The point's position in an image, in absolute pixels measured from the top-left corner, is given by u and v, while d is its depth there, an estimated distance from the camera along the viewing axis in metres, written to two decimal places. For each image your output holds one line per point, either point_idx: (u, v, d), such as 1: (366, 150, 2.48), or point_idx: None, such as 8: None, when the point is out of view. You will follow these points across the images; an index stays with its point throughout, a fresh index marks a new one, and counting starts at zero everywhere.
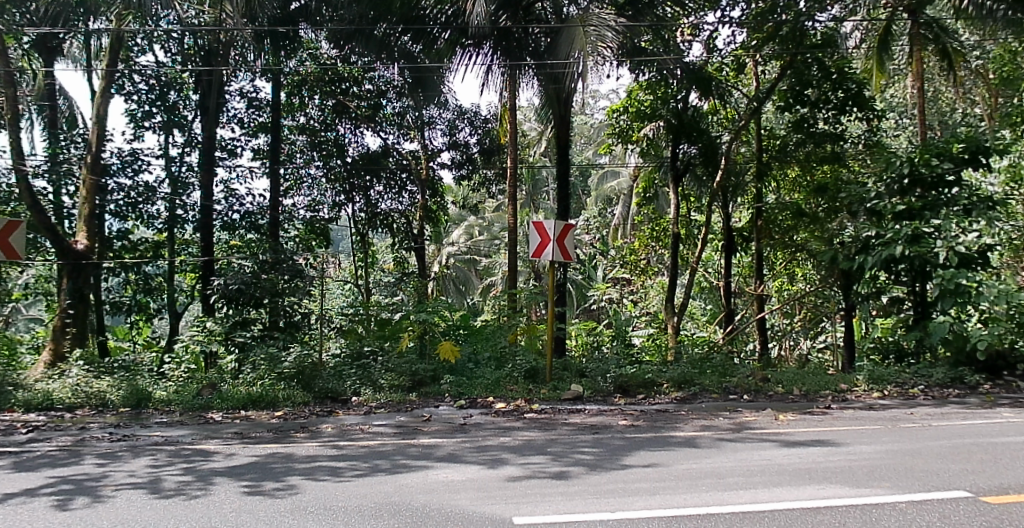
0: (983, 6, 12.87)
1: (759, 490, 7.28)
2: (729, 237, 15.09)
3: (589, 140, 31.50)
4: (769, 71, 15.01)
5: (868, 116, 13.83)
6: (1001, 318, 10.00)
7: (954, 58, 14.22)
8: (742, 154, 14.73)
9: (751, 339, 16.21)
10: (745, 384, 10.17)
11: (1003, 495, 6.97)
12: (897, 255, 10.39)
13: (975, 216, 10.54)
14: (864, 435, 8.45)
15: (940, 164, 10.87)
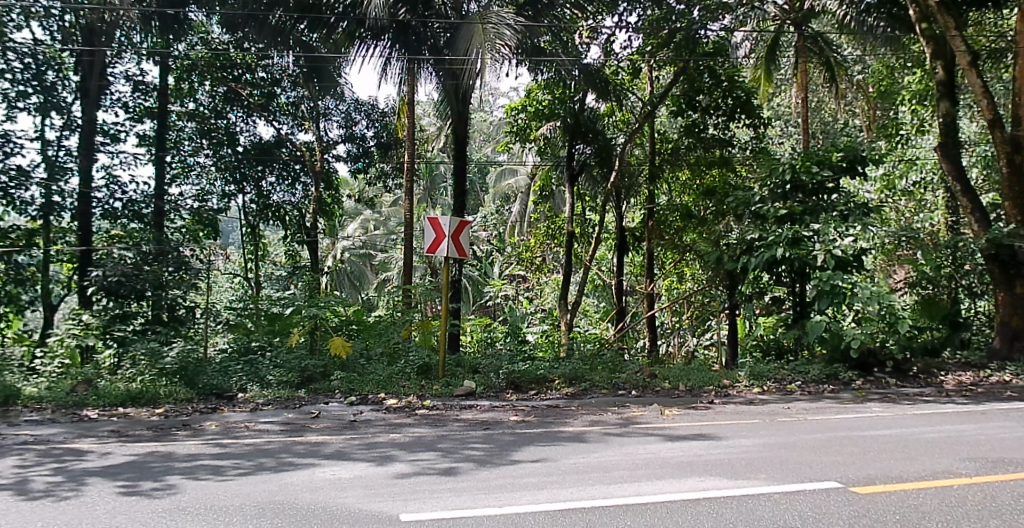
0: (864, 22, 13.75)
1: (643, 483, 7.50)
2: (622, 237, 15.57)
3: (488, 137, 31.77)
4: (662, 76, 15.49)
5: (756, 123, 14.45)
6: (874, 318, 10.53)
7: (835, 71, 14.92)
8: (635, 156, 15.08)
9: (641, 337, 16.62)
10: (633, 379, 10.36)
11: (867, 485, 7.43)
12: (777, 256, 10.86)
13: (851, 222, 10.91)
14: (745, 429, 8.78)
15: (821, 171, 11.38)
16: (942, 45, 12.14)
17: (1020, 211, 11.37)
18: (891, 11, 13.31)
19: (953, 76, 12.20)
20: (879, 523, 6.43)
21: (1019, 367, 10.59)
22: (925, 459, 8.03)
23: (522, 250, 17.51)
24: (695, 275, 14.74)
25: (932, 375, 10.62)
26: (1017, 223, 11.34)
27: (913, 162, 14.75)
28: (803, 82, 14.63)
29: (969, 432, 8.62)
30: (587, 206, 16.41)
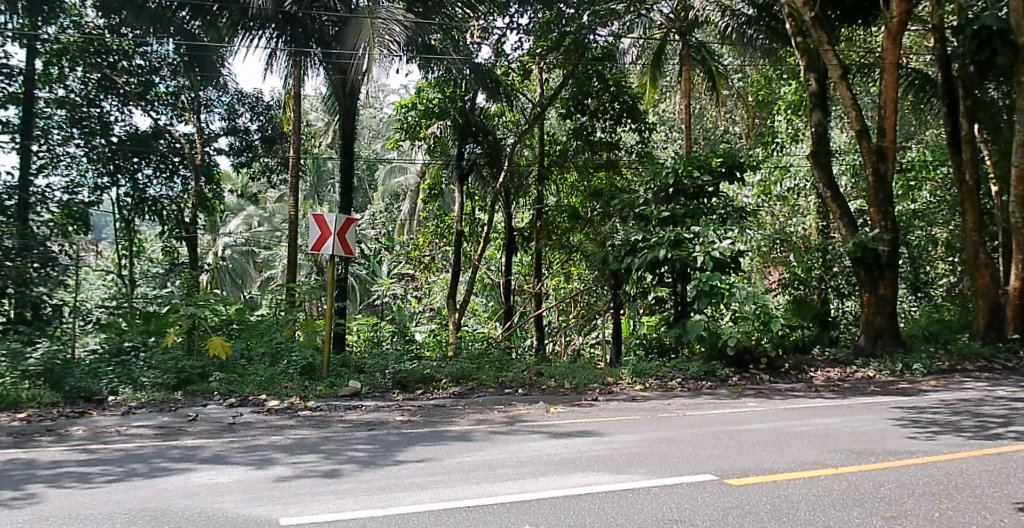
0: (744, 34, 14.38)
1: (527, 481, 7.60)
2: (512, 238, 15.65)
3: (378, 134, 31.57)
4: (553, 79, 15.63)
5: (641, 128, 14.86)
6: (750, 317, 10.94)
7: (716, 80, 15.66)
8: (524, 157, 15.16)
9: (529, 336, 16.79)
10: (520, 378, 10.44)
11: (741, 477, 7.77)
12: (660, 257, 11.12)
13: (729, 226, 11.39)
14: (628, 425, 9.00)
15: (701, 176, 11.79)
16: (815, 60, 12.71)
17: (885, 218, 12.09)
18: (771, 25, 13.96)
19: (825, 88, 12.75)
20: (750, 514, 6.73)
21: (883, 364, 11.27)
22: (796, 451, 8.44)
23: (411, 249, 17.38)
24: (582, 275, 14.81)
25: (803, 371, 11.19)
26: (882, 228, 12.03)
27: (787, 169, 15.80)
28: (687, 89, 15.03)
29: (835, 424, 9.13)
30: (477, 206, 16.39)
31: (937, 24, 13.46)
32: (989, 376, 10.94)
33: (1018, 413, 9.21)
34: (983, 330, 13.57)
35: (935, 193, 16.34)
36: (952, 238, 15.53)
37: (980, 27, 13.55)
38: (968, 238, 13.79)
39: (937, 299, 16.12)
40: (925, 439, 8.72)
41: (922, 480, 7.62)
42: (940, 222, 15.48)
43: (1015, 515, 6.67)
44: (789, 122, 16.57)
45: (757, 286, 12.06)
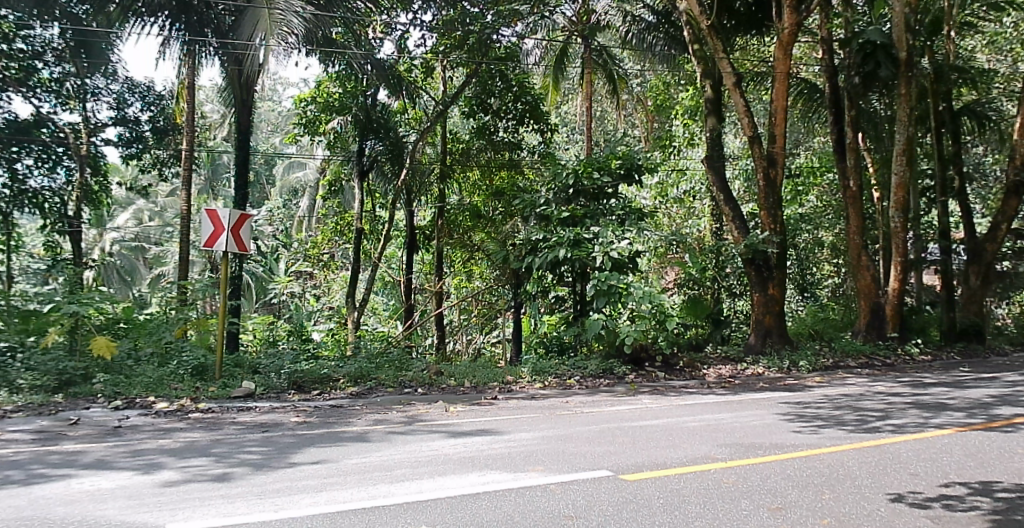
0: (644, 40, 14.99)
1: (424, 481, 7.59)
2: (413, 235, 15.81)
3: (277, 128, 31.19)
4: (456, 77, 15.77)
5: (543, 128, 15.06)
6: (646, 316, 11.10)
7: (617, 83, 16.09)
8: (427, 155, 15.43)
9: (431, 335, 16.58)
10: (419, 378, 10.40)
11: (636, 473, 7.95)
12: (560, 257, 11.28)
13: (627, 228, 11.65)
14: (527, 422, 9.09)
15: (601, 177, 12.00)
16: (711, 68, 13.15)
17: (773, 221, 12.56)
18: (668, 31, 14.68)
19: (720, 96, 13.33)
20: (644, 509, 6.90)
21: (771, 361, 11.79)
22: (688, 446, 8.69)
23: (309, 246, 16.93)
24: (481, 274, 14.69)
25: (697, 368, 11.53)
26: (771, 230, 12.48)
27: (683, 172, 16.25)
28: (589, 91, 15.34)
29: (726, 418, 9.43)
30: (378, 203, 16.36)
31: (824, 37, 13.88)
32: (868, 372, 11.54)
33: (894, 407, 9.74)
34: (864, 329, 13.90)
35: (821, 198, 16.94)
36: (836, 241, 16.17)
37: (865, 41, 13.96)
38: (851, 242, 14.00)
39: (822, 299, 16.55)
40: (810, 432, 9.09)
41: (806, 472, 7.96)
42: (825, 225, 16.21)
43: (888, 503, 7.04)
44: (685, 125, 17.02)
45: (654, 286, 12.23)
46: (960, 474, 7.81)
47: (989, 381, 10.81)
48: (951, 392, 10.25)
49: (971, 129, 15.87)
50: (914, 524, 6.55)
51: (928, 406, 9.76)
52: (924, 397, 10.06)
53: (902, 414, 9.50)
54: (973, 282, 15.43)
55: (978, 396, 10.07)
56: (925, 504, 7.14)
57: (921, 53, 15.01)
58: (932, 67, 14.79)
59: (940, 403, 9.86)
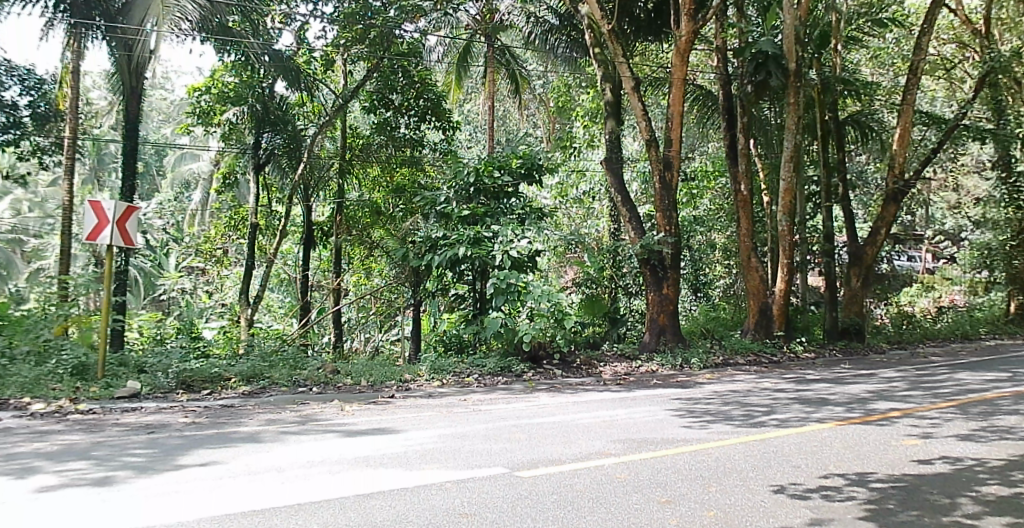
0: (547, 42, 15.31)
1: (316, 481, 7.47)
2: (310, 232, 15.51)
3: (168, 118, 30.20)
4: (357, 71, 15.53)
5: (445, 126, 15.24)
6: (545, 315, 11.31)
7: (520, 83, 16.85)
8: (325, 150, 15.14)
9: (327, 334, 15.74)
10: (315, 377, 10.33)
11: (531, 470, 8.02)
12: (460, 255, 11.29)
13: (527, 227, 11.81)
14: (423, 420, 9.11)
15: (502, 176, 12.11)
16: (612, 72, 13.36)
17: (669, 223, 12.86)
18: (571, 35, 14.92)
19: (618, 99, 13.37)
20: (538, 506, 6.99)
21: (665, 359, 12.12)
22: (583, 442, 8.85)
23: (202, 242, 16.40)
24: (380, 271, 14.60)
25: (593, 366, 11.69)
26: (666, 232, 12.80)
27: (583, 173, 15.89)
28: (491, 89, 15.89)
29: (619, 414, 9.65)
30: (274, 197, 16.05)
31: (719, 45, 14.36)
32: (755, 368, 12.07)
33: (779, 402, 10.17)
34: (752, 328, 14.36)
35: (713, 202, 17.12)
36: (728, 243, 16.77)
37: (758, 51, 14.08)
38: (742, 245, 14.45)
39: (714, 299, 16.98)
40: (699, 427, 9.35)
41: (695, 466, 8.21)
42: (717, 226, 16.77)
43: (771, 495, 7.32)
44: (584, 128, 17.18)
45: (553, 284, 12.80)
46: (838, 465, 8.19)
47: (866, 378, 11.47)
48: (831, 388, 10.81)
49: (853, 138, 16.80)
50: (794, 514, 6.82)
51: (810, 401, 10.24)
52: (807, 393, 10.57)
53: (786, 409, 9.93)
54: (853, 283, 16.01)
55: (856, 392, 10.64)
56: (806, 495, 7.47)
57: (809, 64, 15.41)
58: (819, 79, 15.27)
59: (821, 398, 10.36)
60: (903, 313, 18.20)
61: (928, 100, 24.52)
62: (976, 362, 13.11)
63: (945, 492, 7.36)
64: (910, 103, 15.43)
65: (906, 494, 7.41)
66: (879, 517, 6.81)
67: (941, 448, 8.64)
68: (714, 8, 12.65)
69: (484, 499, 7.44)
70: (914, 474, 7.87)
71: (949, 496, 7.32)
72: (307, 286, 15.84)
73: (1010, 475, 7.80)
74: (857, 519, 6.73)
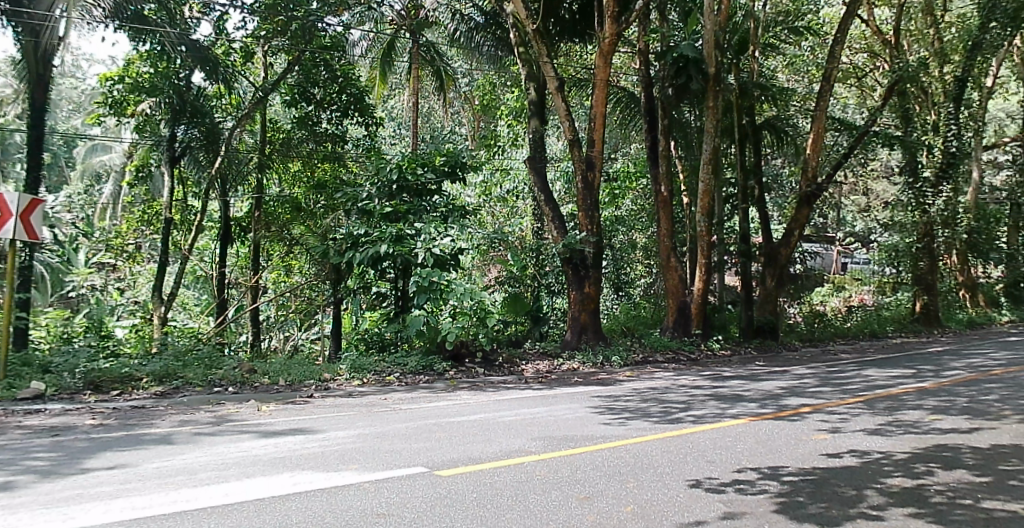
0: (472, 39, 15.21)
1: (231, 483, 7.29)
2: (226, 227, 15.34)
3: (77, 107, 29.02)
4: (277, 63, 15.36)
5: (367, 121, 15.34)
6: (467, 313, 11.63)
7: (444, 80, 16.78)
8: (245, 143, 14.83)
9: (245, 332, 15.71)
10: (231, 376, 10.27)
11: (451, 468, 7.97)
12: (382, 253, 11.34)
13: (451, 225, 11.94)
14: (342, 421, 9.06)
15: (424, 173, 12.26)
16: (535, 72, 13.73)
17: (591, 222, 13.14)
18: (496, 33, 14.91)
19: (542, 98, 13.81)
20: (457, 505, 6.97)
21: (587, 357, 12.37)
22: (503, 440, 8.89)
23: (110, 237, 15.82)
24: (300, 268, 14.75)
25: (515, 363, 11.91)
26: (588, 231, 13.08)
27: (508, 171, 15.95)
28: (415, 86, 15.68)
29: (540, 412, 9.75)
30: (189, 192, 15.57)
31: (641, 48, 14.66)
32: (673, 366, 12.48)
33: (696, 399, 10.44)
34: (671, 326, 14.60)
35: (635, 202, 17.45)
36: (648, 243, 17.07)
37: (679, 55, 14.56)
38: (662, 244, 14.61)
39: (635, 298, 16.97)
40: (618, 424, 9.50)
41: (614, 462, 8.30)
42: (638, 227, 17.09)
43: (686, 490, 7.46)
44: (508, 126, 17.55)
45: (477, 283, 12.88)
46: (751, 459, 8.40)
47: (779, 375, 11.94)
48: (744, 384, 11.21)
49: (769, 142, 17.40)
50: (708, 508, 6.96)
51: (725, 398, 10.56)
52: (722, 389, 10.92)
53: (702, 406, 10.19)
54: (768, 283, 16.49)
55: (769, 389, 11.03)
56: (721, 489, 7.63)
57: (728, 69, 15.80)
58: (738, 84, 15.60)
59: (735, 395, 10.71)
60: (815, 312, 18.73)
61: (839, 106, 25.74)
62: (881, 359, 13.83)
63: (852, 485, 7.61)
64: (824, 109, 15.86)
65: (816, 486, 7.62)
66: (790, 510, 6.98)
67: (849, 442, 8.95)
68: (637, 11, 12.84)
69: (403, 499, 7.36)
70: (823, 467, 8.11)
71: (855, 488, 7.55)
72: (224, 283, 15.56)
73: (913, 467, 8.11)
74: (769, 512, 6.90)
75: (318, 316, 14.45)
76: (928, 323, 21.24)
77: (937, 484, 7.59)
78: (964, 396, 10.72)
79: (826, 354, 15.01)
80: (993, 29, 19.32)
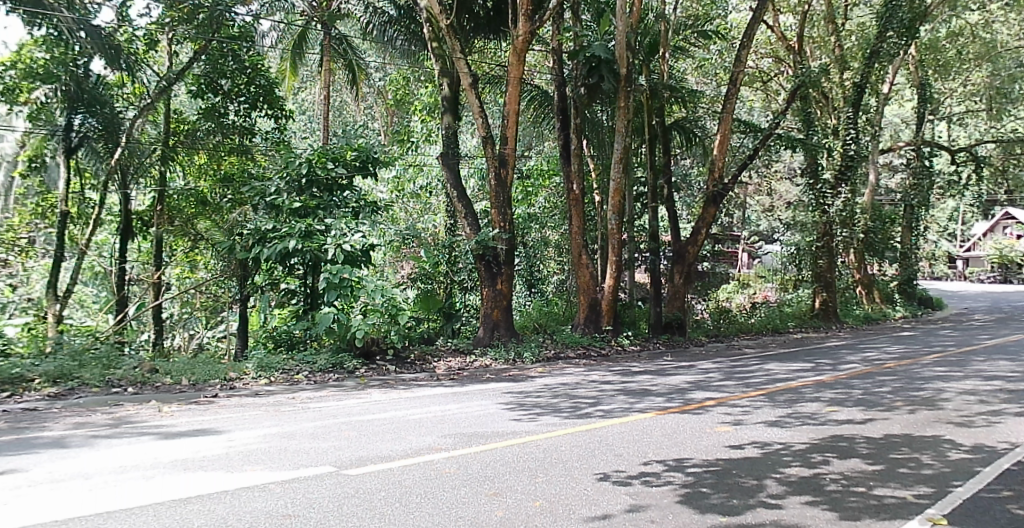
0: (386, 33, 15.34)
1: (129, 486, 7.03)
2: (127, 222, 14.78)
3: None
4: (182, 53, 15.00)
5: (278, 114, 15.12)
6: (380, 310, 11.73)
7: (357, 74, 16.70)
8: (147, 133, 14.47)
9: (145, 331, 14.98)
10: (131, 376, 10.09)
11: (360, 466, 7.84)
12: (290, 248, 11.36)
13: (362, 221, 12.16)
14: (248, 421, 8.93)
15: (335, 168, 12.34)
16: (448, 67, 13.94)
17: (504, 219, 13.41)
18: (409, 27, 15.15)
19: (457, 94, 14.11)
20: (365, 503, 6.84)
21: (499, 354, 12.66)
22: (413, 437, 8.83)
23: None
24: (206, 263, 14.68)
25: (427, 361, 12.15)
26: (500, 228, 13.35)
27: (422, 168, 16.09)
28: (327, 79, 15.39)
29: (450, 409, 9.81)
30: (87, 185, 14.80)
31: (555, 46, 14.79)
32: (584, 362, 12.89)
33: (605, 394, 10.68)
34: (582, 322, 14.93)
35: (548, 199, 17.65)
36: (561, 240, 17.19)
37: (592, 54, 14.77)
38: (573, 241, 14.82)
39: (548, 294, 17.11)
40: (528, 419, 9.60)
41: (525, 456, 8.33)
42: (551, 225, 17.19)
43: (594, 483, 7.50)
44: (422, 122, 17.69)
45: (388, 279, 13.48)
46: (658, 451, 8.55)
47: (686, 370, 12.39)
48: (652, 379, 11.59)
49: (678, 143, 17.86)
50: (615, 501, 7.02)
51: (634, 392, 10.84)
52: (631, 385, 11.24)
53: (611, 400, 10.41)
54: (676, 280, 16.90)
55: (676, 383, 11.39)
56: (628, 481, 7.73)
57: (639, 70, 16.04)
58: (648, 84, 15.95)
59: (643, 389, 11.02)
60: (720, 308, 19.06)
61: (746, 109, 26.82)
62: (782, 354, 14.52)
63: (753, 475, 7.80)
64: (730, 111, 16.34)
65: (718, 477, 7.78)
66: (693, 501, 7.11)
67: (750, 433, 9.23)
68: (550, 11, 13.04)
69: (310, 499, 7.19)
70: (726, 459, 8.31)
71: (756, 477, 7.75)
72: (124, 280, 14.83)
73: (811, 456, 8.39)
74: (673, 503, 6.99)
75: (224, 313, 14.57)
76: (827, 319, 22.18)
77: (832, 472, 7.84)
78: (859, 388, 11.26)
79: (730, 349, 15.74)
80: (890, 38, 20.29)
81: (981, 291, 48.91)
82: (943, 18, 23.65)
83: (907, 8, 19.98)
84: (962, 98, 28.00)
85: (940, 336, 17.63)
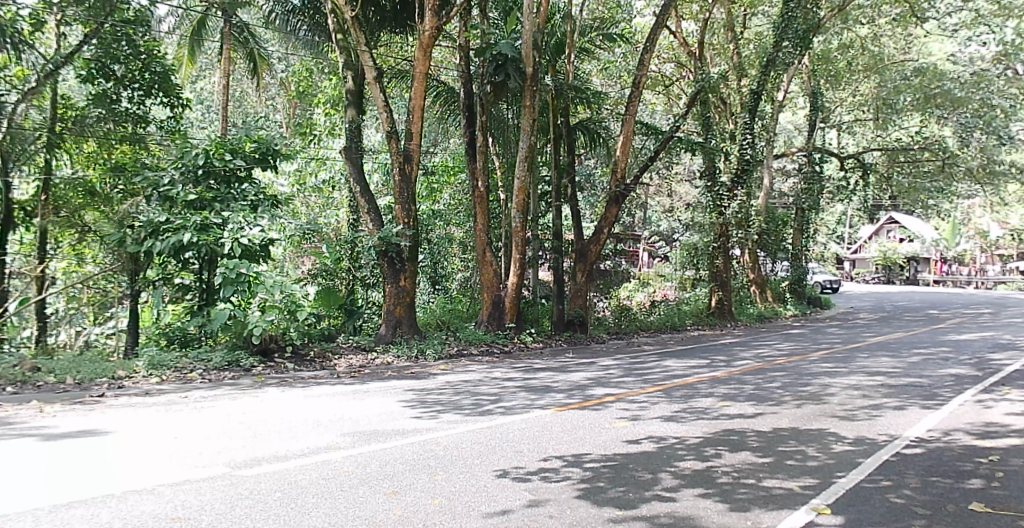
0: (288, 22, 14.99)
1: (5, 491, 6.68)
2: (6, 212, 13.89)
3: None
4: (71, 35, 14.37)
5: (174, 102, 14.90)
6: (279, 307, 11.65)
7: (259, 63, 16.52)
8: (30, 119, 13.59)
9: (27, 328, 14.27)
10: (9, 376, 9.67)
11: (255, 466, 7.67)
12: (184, 241, 11.15)
13: (260, 215, 12.01)
14: (136, 422, 8.64)
15: (233, 159, 12.10)
16: (352, 60, 13.79)
17: (407, 216, 13.42)
18: (314, 18, 14.80)
19: (362, 87, 13.93)
20: (259, 504, 6.67)
21: (400, 351, 12.69)
22: (310, 436, 8.70)
23: None
24: (94, 257, 13.95)
25: (327, 359, 12.09)
26: (404, 224, 13.35)
27: (324, 161, 16.16)
28: (228, 67, 14.91)
29: (349, 408, 9.74)
30: None
31: (461, 43, 14.88)
32: (487, 359, 13.04)
33: (506, 391, 10.82)
34: (486, 319, 15.11)
35: (453, 196, 17.70)
36: (465, 237, 17.30)
37: (498, 52, 14.91)
38: (477, 239, 14.96)
39: (452, 291, 17.20)
40: (429, 417, 9.61)
41: (426, 454, 8.32)
42: (455, 221, 17.28)
43: (494, 479, 7.57)
44: (326, 116, 17.62)
45: (287, 274, 13.40)
46: (557, 447, 8.69)
47: (587, 367, 12.68)
48: (553, 376, 11.81)
49: (583, 144, 18.16)
50: (514, 497, 7.10)
51: (535, 389, 11.01)
52: (533, 381, 11.40)
53: (512, 397, 10.54)
54: (579, 278, 17.17)
55: (577, 380, 11.62)
56: (527, 477, 7.82)
57: (546, 69, 16.28)
58: (554, 84, 16.10)
59: (545, 386, 11.20)
60: (622, 306, 19.49)
61: (650, 112, 27.53)
62: (676, 351, 15.13)
63: (648, 468, 8.01)
64: (633, 114, 16.68)
65: (616, 471, 7.96)
66: (590, 495, 7.26)
67: (647, 428, 9.49)
68: (455, 8, 13.11)
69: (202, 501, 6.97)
70: (623, 453, 8.51)
71: (651, 471, 7.97)
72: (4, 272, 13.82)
73: (704, 450, 8.69)
74: (571, 498, 7.12)
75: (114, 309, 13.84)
76: (722, 317, 22.97)
77: (723, 465, 8.15)
78: (750, 384, 11.75)
79: (631, 346, 16.37)
80: (785, 47, 21.17)
81: (867, 291, 51.66)
82: (835, 30, 24.92)
83: (803, 19, 20.83)
84: (852, 108, 29.56)
85: (829, 333, 18.59)
